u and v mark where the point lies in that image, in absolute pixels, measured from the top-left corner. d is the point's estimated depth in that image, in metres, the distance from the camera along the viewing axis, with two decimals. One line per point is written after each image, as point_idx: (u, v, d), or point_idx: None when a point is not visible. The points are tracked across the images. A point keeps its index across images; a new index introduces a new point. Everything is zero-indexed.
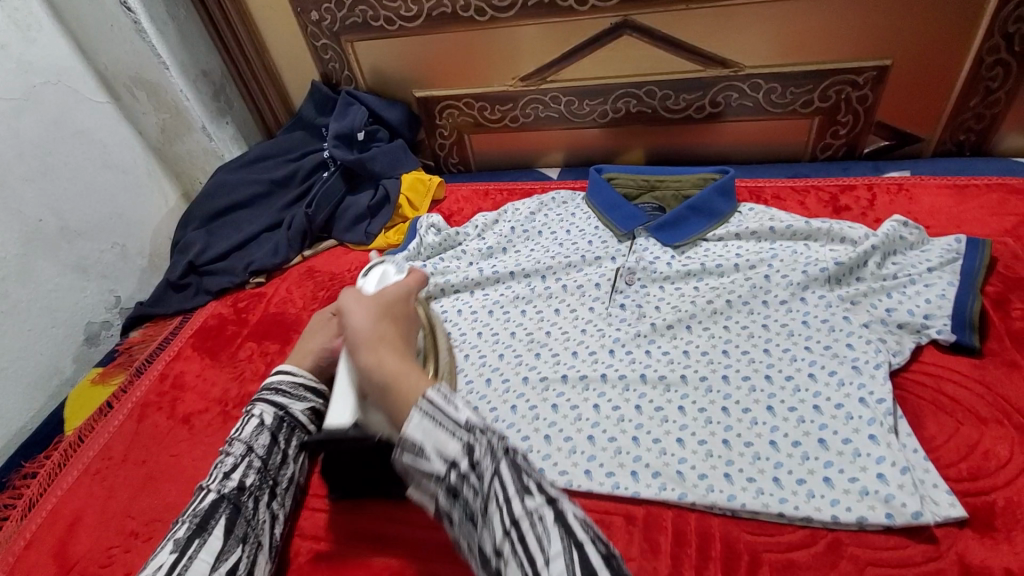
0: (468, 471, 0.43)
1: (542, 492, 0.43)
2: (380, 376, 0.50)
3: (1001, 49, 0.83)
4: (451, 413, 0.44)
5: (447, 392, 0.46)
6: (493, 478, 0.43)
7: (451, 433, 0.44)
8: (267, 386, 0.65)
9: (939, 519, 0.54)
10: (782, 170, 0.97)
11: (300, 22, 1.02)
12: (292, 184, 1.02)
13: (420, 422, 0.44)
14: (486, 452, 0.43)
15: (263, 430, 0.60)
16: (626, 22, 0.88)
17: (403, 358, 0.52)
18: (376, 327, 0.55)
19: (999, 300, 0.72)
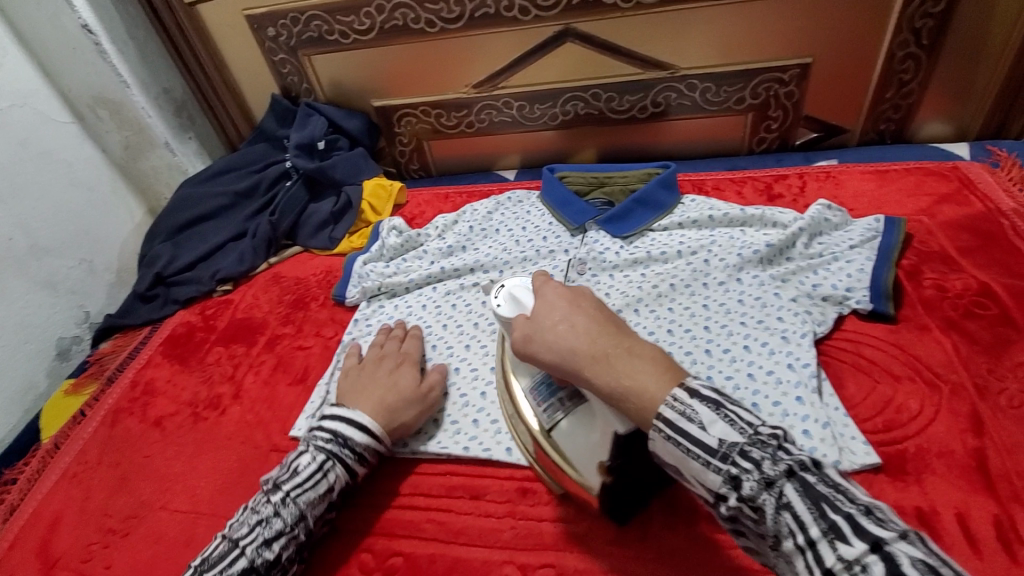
0: (745, 501, 0.42)
1: (857, 533, 0.37)
2: (615, 396, 0.49)
3: (909, 44, 0.91)
4: (697, 438, 0.43)
5: (688, 409, 0.44)
6: (780, 514, 0.40)
7: (708, 465, 0.43)
8: (339, 429, 0.64)
9: (856, 467, 0.60)
10: (722, 163, 1.04)
11: (258, 38, 1.06)
12: (256, 194, 1.05)
13: (665, 445, 0.45)
14: (760, 485, 0.41)
15: (323, 499, 0.60)
16: (567, 30, 0.94)
17: (630, 358, 0.49)
18: (581, 337, 0.51)
19: (913, 271, 0.79)
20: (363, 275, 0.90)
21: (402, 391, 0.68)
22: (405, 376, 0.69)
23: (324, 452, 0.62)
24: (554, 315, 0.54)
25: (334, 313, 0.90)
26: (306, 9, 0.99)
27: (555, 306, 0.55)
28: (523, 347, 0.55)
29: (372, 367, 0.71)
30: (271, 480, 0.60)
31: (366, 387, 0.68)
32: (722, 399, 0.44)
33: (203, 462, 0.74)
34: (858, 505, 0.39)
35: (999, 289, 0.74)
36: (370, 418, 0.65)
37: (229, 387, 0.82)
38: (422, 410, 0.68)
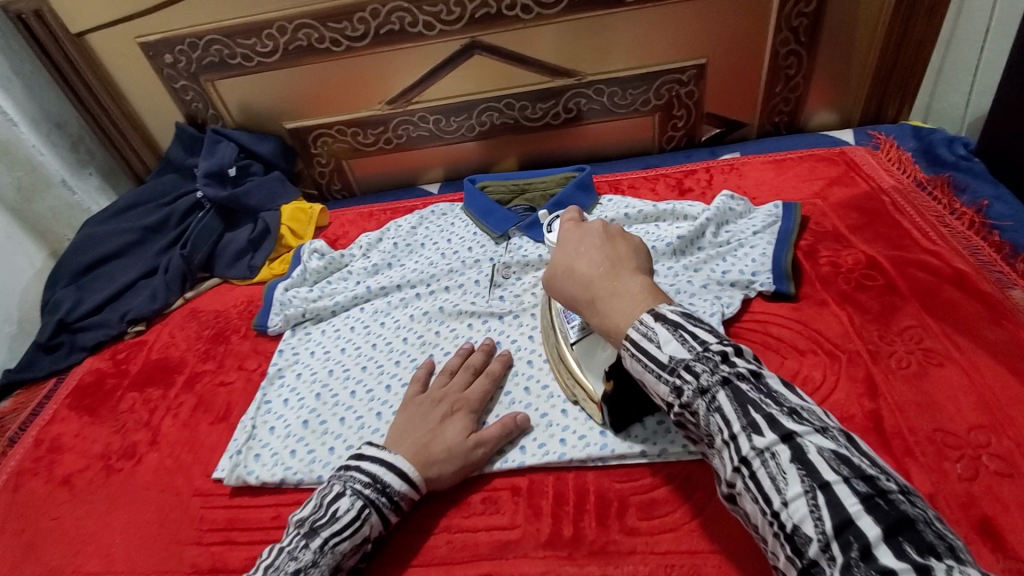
0: (685, 407, 0.46)
1: (774, 428, 0.41)
2: (598, 326, 0.54)
3: (789, 41, 0.98)
4: (653, 356, 0.47)
5: (649, 330, 0.48)
6: (710, 414, 0.44)
7: (658, 377, 0.47)
8: (376, 473, 0.59)
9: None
10: (636, 163, 1.08)
11: (155, 66, 1.02)
12: (167, 228, 1.00)
13: (631, 361, 0.49)
14: (695, 394, 0.45)
15: (357, 548, 0.57)
16: (474, 43, 0.96)
17: (616, 299, 0.53)
18: (584, 272, 0.56)
19: (810, 252, 0.85)
20: (285, 302, 0.87)
21: (446, 441, 0.63)
22: (456, 427, 0.64)
23: (363, 499, 0.58)
24: (574, 247, 0.59)
25: (257, 344, 0.87)
26: (204, 34, 0.96)
27: (585, 238, 0.59)
28: (545, 274, 0.61)
29: (425, 404, 0.66)
30: (308, 520, 0.56)
31: (411, 426, 0.64)
32: (682, 322, 0.48)
33: (120, 516, 0.69)
34: (786, 406, 0.42)
35: (883, 261, 0.82)
36: (409, 469, 0.60)
37: (146, 433, 0.77)
38: (463, 467, 0.63)
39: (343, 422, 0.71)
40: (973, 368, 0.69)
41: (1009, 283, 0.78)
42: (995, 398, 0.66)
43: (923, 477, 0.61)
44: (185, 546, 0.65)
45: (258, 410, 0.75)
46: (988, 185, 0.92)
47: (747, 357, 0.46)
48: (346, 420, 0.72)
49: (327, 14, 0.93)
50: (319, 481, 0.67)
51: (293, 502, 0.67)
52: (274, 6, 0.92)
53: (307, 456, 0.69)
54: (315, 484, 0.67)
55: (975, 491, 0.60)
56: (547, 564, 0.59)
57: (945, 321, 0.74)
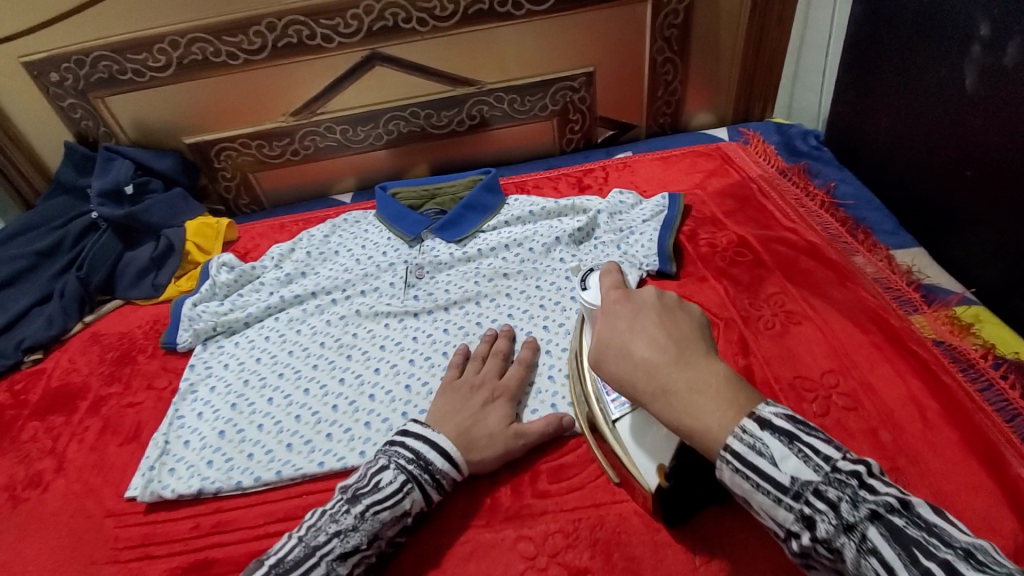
0: (818, 541, 0.41)
1: (937, 564, 0.36)
2: (670, 423, 0.47)
3: (665, 50, 1.10)
4: (769, 474, 0.42)
5: (757, 442, 0.43)
6: (860, 556, 0.39)
7: (777, 501, 0.42)
8: (422, 450, 0.60)
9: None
10: (541, 165, 1.16)
11: (35, 83, 0.97)
12: (60, 252, 0.95)
13: (732, 477, 0.44)
14: (836, 527, 0.40)
15: (398, 521, 0.58)
16: (374, 54, 0.99)
17: (692, 396, 0.45)
18: (647, 356, 0.48)
19: (692, 235, 0.96)
20: (194, 317, 0.86)
21: (490, 427, 0.65)
22: (497, 414, 0.66)
23: (405, 474, 0.59)
24: (628, 323, 0.52)
25: (166, 361, 0.85)
26: (89, 49, 0.93)
27: (639, 312, 0.52)
28: (591, 356, 0.53)
29: (465, 390, 0.68)
30: (353, 487, 0.58)
31: (453, 410, 0.65)
32: (795, 430, 0.43)
33: (23, 549, 0.65)
34: (952, 544, 0.37)
35: (752, 240, 0.94)
36: (452, 449, 0.61)
37: (50, 461, 0.74)
38: (504, 454, 0.64)
39: (262, 429, 0.72)
40: (824, 323, 0.81)
41: (853, 251, 0.92)
42: (841, 346, 0.78)
43: None
44: (100, 567, 0.64)
45: (171, 426, 0.74)
46: (835, 170, 1.07)
47: (879, 476, 0.42)
48: (264, 426, 0.72)
49: (222, 27, 0.93)
50: (238, 487, 0.67)
51: (212, 510, 0.67)
52: (164, 20, 0.91)
53: (226, 464, 0.69)
54: (233, 491, 0.67)
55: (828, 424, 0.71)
56: (469, 534, 0.62)
57: (802, 286, 0.86)
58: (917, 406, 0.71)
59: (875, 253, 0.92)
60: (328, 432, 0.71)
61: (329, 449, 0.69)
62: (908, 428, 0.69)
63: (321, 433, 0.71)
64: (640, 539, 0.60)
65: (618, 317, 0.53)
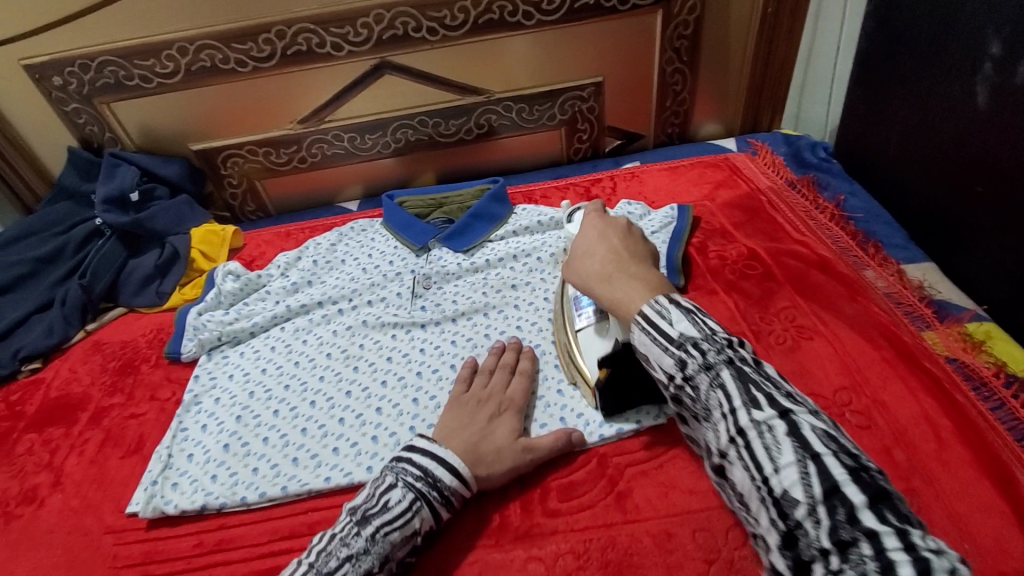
0: (686, 380, 0.50)
1: (773, 406, 0.45)
2: (608, 306, 0.59)
3: (674, 61, 1.09)
4: (664, 330, 0.51)
5: (663, 309, 0.53)
6: (712, 389, 0.48)
7: (665, 350, 0.51)
8: (432, 467, 0.59)
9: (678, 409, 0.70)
10: (548, 174, 1.15)
11: (41, 88, 0.96)
12: (62, 258, 0.94)
13: (640, 335, 0.53)
14: (699, 369, 0.49)
15: (408, 541, 0.56)
16: (383, 63, 0.99)
17: (629, 287, 0.58)
18: (603, 258, 0.64)
19: (702, 247, 0.95)
20: (199, 326, 0.85)
21: (496, 441, 0.64)
22: (504, 429, 0.65)
23: (414, 492, 0.57)
24: (597, 240, 0.66)
25: (170, 372, 0.84)
26: (96, 54, 0.93)
27: (608, 232, 0.66)
28: (565, 264, 0.68)
29: (471, 404, 0.67)
30: (360, 510, 0.56)
31: (460, 425, 0.64)
32: (695, 309, 0.52)
33: (21, 565, 0.64)
34: (785, 390, 0.47)
35: (762, 252, 0.93)
36: (459, 464, 0.60)
37: (48, 474, 0.73)
38: (511, 470, 0.64)
39: (267, 442, 0.71)
40: (836, 338, 0.80)
41: (863, 265, 0.91)
42: (853, 362, 0.77)
43: None
44: None
45: (174, 439, 0.73)
46: (844, 183, 1.06)
47: (754, 350, 0.50)
48: (269, 439, 0.71)
49: (230, 35, 0.92)
50: (242, 503, 0.66)
51: (216, 527, 0.66)
52: (173, 27, 0.91)
53: (230, 479, 0.68)
54: (238, 507, 0.66)
55: None
56: (477, 554, 0.61)
57: (813, 300, 0.85)
58: (930, 425, 0.70)
59: (885, 267, 0.91)
60: (335, 445, 0.70)
61: (335, 464, 0.68)
62: (922, 448, 0.68)
63: (327, 447, 0.70)
64: (651, 561, 0.59)
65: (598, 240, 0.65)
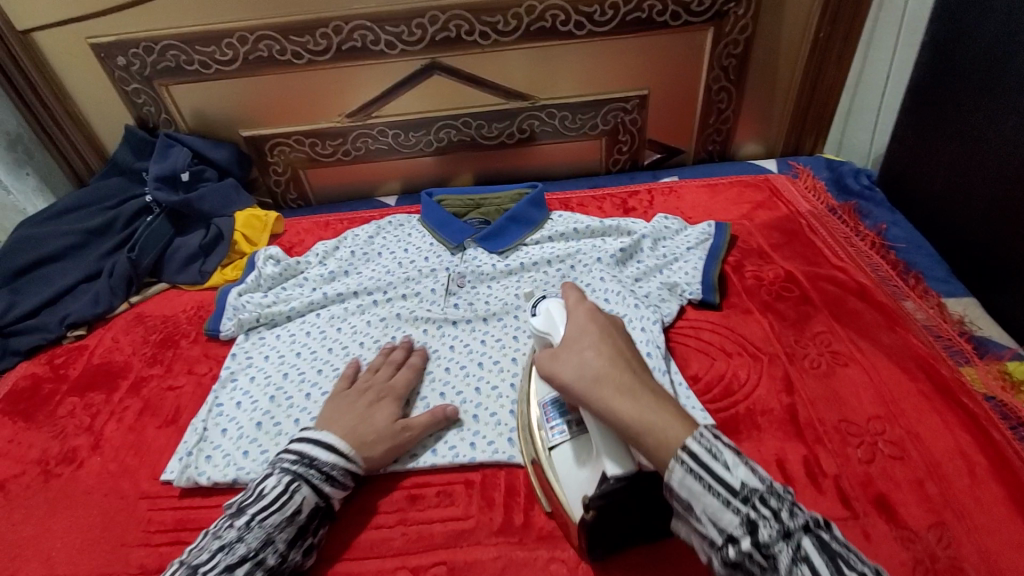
0: (756, 548, 0.42)
1: None
2: (632, 433, 0.48)
3: (721, 79, 1.09)
4: (720, 477, 0.44)
5: (713, 447, 0.45)
6: (795, 563, 0.40)
7: (726, 503, 0.43)
8: (305, 455, 0.62)
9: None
10: (585, 183, 1.16)
11: (105, 67, 1.00)
12: (112, 231, 0.98)
13: (684, 478, 0.45)
14: (773, 533, 0.42)
15: (291, 521, 0.58)
16: (434, 63, 1.01)
17: (649, 402, 0.49)
18: (603, 369, 0.51)
19: (738, 266, 0.95)
20: (239, 307, 0.88)
21: (375, 425, 0.67)
22: (382, 412, 0.68)
23: (290, 474, 0.60)
24: (586, 346, 0.54)
25: (208, 348, 0.86)
26: (160, 39, 0.96)
27: (596, 331, 0.55)
28: (544, 369, 0.55)
29: (352, 395, 0.69)
30: (234, 505, 0.58)
31: (340, 412, 0.67)
32: (743, 454, 0.45)
33: (57, 522, 0.66)
34: (871, 566, 0.41)
35: (800, 275, 0.92)
36: (335, 441, 0.63)
37: (87, 438, 0.75)
38: (390, 450, 0.66)
39: (298, 423, 0.72)
40: (872, 367, 0.79)
41: (903, 295, 0.90)
42: (889, 392, 0.76)
43: (831, 460, 0.70)
44: (131, 549, 0.64)
45: (210, 413, 0.74)
46: (887, 211, 1.05)
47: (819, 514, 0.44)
48: (300, 420, 0.73)
49: (289, 27, 0.95)
50: None
51: None
52: (236, 16, 0.94)
53: (261, 456, 0.69)
54: None
55: (872, 471, 0.68)
56: (499, 550, 0.62)
57: (850, 327, 0.84)
58: (966, 460, 0.69)
59: (926, 299, 0.89)
60: None
61: None
62: (956, 482, 0.67)
63: None
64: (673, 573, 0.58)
65: (584, 341, 0.54)
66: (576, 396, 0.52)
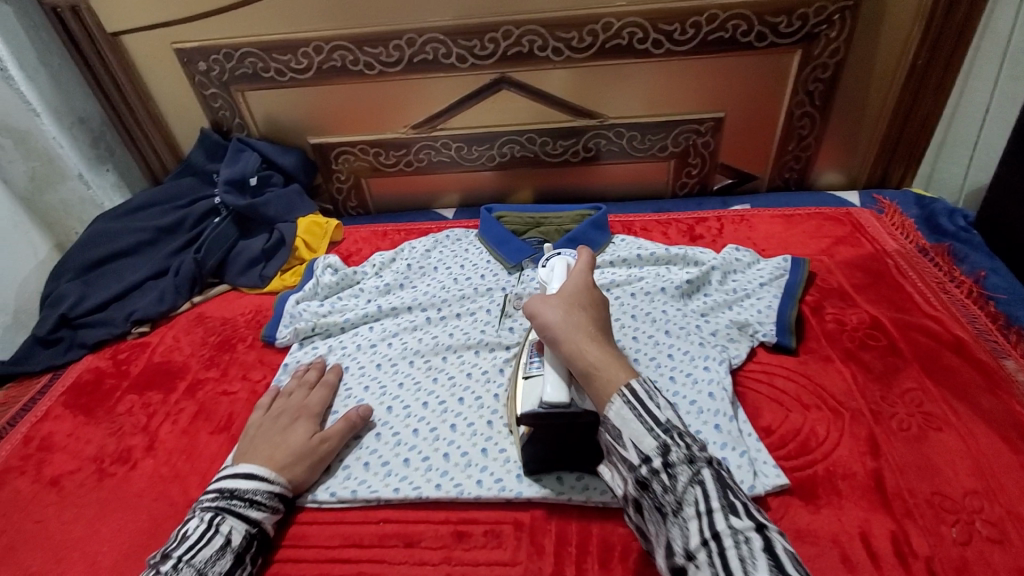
0: (663, 467, 0.50)
1: (750, 518, 0.46)
2: (587, 367, 0.55)
3: (805, 104, 1.02)
4: (651, 411, 0.52)
5: (651, 390, 0.53)
6: (690, 485, 0.49)
7: (649, 429, 0.51)
8: (223, 492, 0.63)
9: (769, 488, 0.66)
10: (650, 206, 1.11)
11: (186, 71, 1.02)
12: (180, 231, 1.00)
13: (620, 408, 0.53)
14: (682, 461, 0.50)
15: (224, 552, 0.58)
16: (503, 78, 0.99)
17: (605, 348, 0.57)
18: (579, 318, 0.59)
19: (816, 307, 0.88)
20: (296, 314, 0.88)
21: (291, 446, 0.67)
22: (297, 433, 0.69)
23: (211, 510, 0.61)
24: (575, 305, 0.61)
25: (263, 355, 0.86)
26: (240, 46, 0.98)
27: (585, 294, 0.63)
28: (528, 304, 0.62)
29: (267, 424, 0.70)
30: (158, 555, 0.58)
31: (258, 442, 0.68)
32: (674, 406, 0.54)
33: (108, 523, 0.67)
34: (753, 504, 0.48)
35: (886, 322, 0.84)
36: (254, 469, 0.64)
37: (141, 438, 0.76)
38: (312, 467, 0.67)
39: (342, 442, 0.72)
40: (969, 434, 0.71)
41: (1005, 353, 0.80)
42: (988, 464, 0.68)
43: (922, 539, 0.62)
44: None
45: None
46: (986, 257, 0.93)
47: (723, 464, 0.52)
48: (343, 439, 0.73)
49: (364, 38, 0.95)
50: (314, 500, 0.68)
51: (290, 521, 0.67)
52: (314, 26, 0.94)
53: None
54: (309, 503, 0.68)
55: (969, 555, 0.61)
56: None
57: (944, 385, 0.76)
58: None
59: None
60: (406, 457, 0.70)
61: (404, 475, 0.68)
62: None
63: (399, 457, 0.70)
64: None
65: (568, 295, 0.62)
66: (551, 332, 0.58)
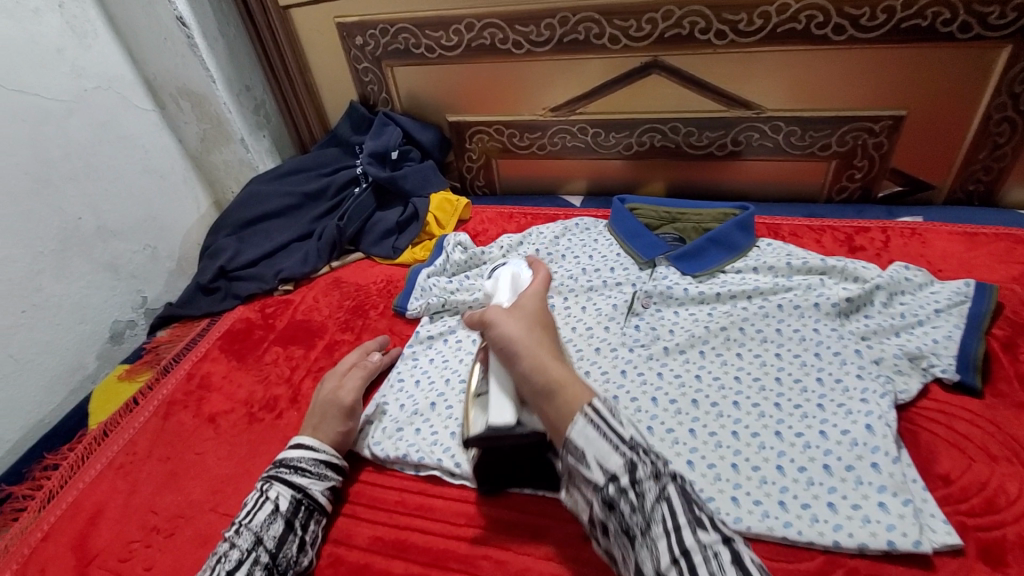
0: (630, 488, 0.46)
1: (716, 529, 0.43)
2: (551, 381, 0.53)
3: (1006, 107, 0.87)
4: (615, 426, 0.48)
5: (613, 407, 0.50)
6: (658, 503, 0.44)
7: (614, 446, 0.47)
8: (278, 463, 0.66)
9: (937, 546, 0.57)
10: (799, 209, 1.01)
11: (344, 45, 1.07)
12: (324, 198, 1.06)
13: (585, 428, 0.49)
14: (648, 475, 0.46)
15: (274, 516, 0.60)
16: (655, 62, 0.93)
17: (560, 366, 0.56)
18: (540, 339, 0.59)
19: (1006, 343, 0.75)
20: (426, 288, 0.89)
21: (321, 397, 0.72)
22: (327, 385, 0.74)
23: (263, 480, 0.64)
24: (529, 326, 0.60)
25: (393, 324, 0.89)
26: (396, 21, 1.00)
27: (538, 317, 0.63)
28: (477, 318, 0.63)
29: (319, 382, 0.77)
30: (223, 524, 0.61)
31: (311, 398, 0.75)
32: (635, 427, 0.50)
33: (256, 463, 0.72)
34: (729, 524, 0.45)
35: None
36: (297, 439, 0.67)
37: (285, 390, 0.81)
38: (341, 416, 0.70)
39: None
40: None
41: None
42: None
43: None
44: None
45: (390, 386, 0.77)
46: None
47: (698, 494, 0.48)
48: None
49: (517, 16, 0.93)
50: (438, 464, 0.68)
51: (418, 491, 0.69)
52: (467, 4, 0.94)
53: (431, 436, 0.70)
54: (433, 467, 0.69)
55: None
56: None
57: None
58: None
59: None
60: None
61: None
62: None
63: None
64: None
65: (520, 313, 0.62)
66: (512, 346, 0.58)
